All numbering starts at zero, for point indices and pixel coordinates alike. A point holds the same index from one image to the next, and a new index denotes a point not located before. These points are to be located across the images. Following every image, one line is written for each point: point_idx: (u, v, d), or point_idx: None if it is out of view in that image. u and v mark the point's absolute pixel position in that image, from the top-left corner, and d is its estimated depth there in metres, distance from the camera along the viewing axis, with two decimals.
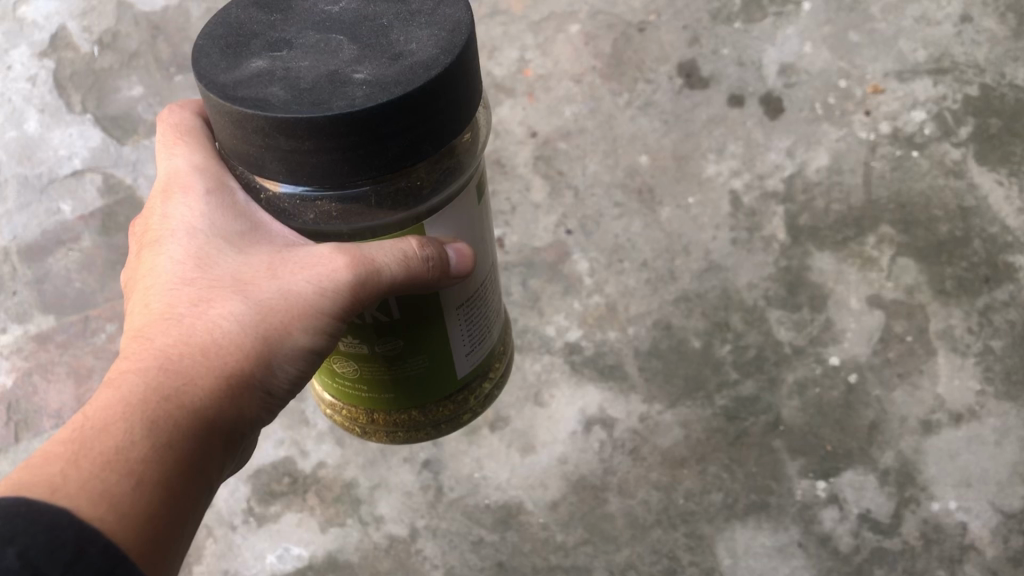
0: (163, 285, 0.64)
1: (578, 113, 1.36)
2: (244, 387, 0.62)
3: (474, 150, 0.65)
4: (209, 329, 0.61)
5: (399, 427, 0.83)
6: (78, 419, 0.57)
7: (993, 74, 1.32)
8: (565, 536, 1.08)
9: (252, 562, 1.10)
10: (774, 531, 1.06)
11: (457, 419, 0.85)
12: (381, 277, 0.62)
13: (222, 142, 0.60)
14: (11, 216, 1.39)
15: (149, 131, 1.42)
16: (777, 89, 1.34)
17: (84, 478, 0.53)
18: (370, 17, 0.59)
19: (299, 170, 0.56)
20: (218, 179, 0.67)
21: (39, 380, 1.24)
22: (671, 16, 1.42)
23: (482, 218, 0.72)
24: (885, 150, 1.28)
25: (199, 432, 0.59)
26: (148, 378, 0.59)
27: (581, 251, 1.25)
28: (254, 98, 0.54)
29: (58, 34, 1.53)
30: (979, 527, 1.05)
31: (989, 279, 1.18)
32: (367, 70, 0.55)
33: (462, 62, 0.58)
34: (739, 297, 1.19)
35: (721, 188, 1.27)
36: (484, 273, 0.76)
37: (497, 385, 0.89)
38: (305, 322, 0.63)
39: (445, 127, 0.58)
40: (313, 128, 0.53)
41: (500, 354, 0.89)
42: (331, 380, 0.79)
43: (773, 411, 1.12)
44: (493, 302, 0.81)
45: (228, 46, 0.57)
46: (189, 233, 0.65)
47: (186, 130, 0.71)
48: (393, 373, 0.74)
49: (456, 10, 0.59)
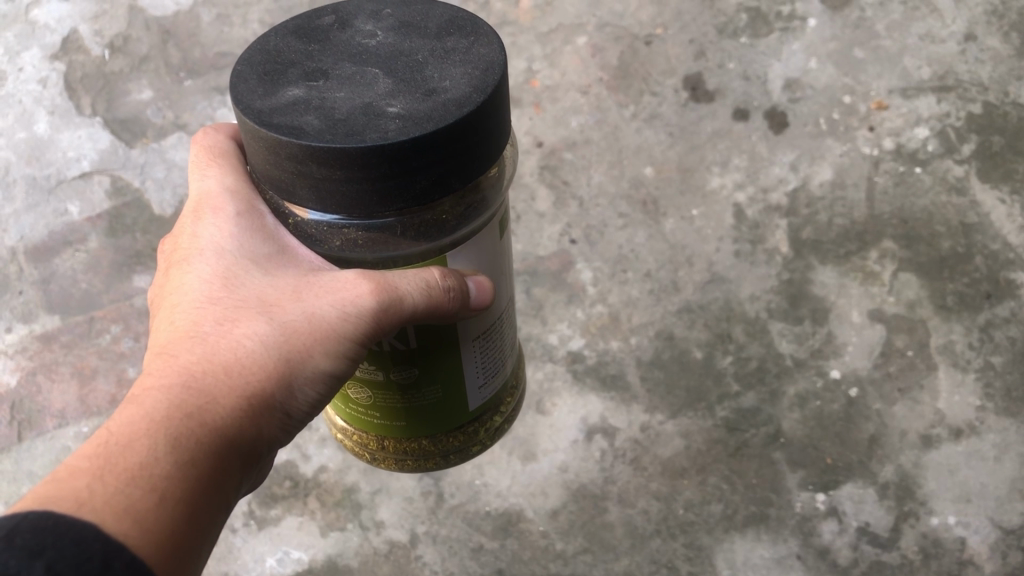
0: (190, 305, 0.64)
1: (584, 124, 1.36)
2: (265, 407, 0.62)
3: (499, 186, 0.65)
4: (233, 349, 0.61)
5: (408, 455, 0.81)
6: (102, 432, 0.56)
7: (996, 93, 1.33)
8: (565, 544, 1.08)
9: (251, 565, 1.11)
10: (773, 542, 1.06)
11: (467, 451, 0.83)
12: (403, 305, 0.61)
13: (253, 165, 0.60)
14: (19, 216, 1.40)
15: (158, 135, 1.43)
16: (782, 104, 1.35)
17: (109, 493, 0.53)
18: (406, 51, 0.58)
19: (328, 198, 0.56)
20: (249, 202, 0.67)
21: (44, 380, 1.26)
22: (678, 29, 1.42)
23: (503, 250, 0.71)
24: (889, 166, 1.29)
25: (220, 452, 0.59)
26: (173, 394, 0.58)
27: (585, 260, 1.26)
28: (289, 126, 0.54)
29: (69, 37, 1.53)
30: (978, 543, 1.05)
31: (991, 295, 1.19)
32: (400, 104, 0.55)
33: (493, 102, 0.57)
34: (742, 309, 1.20)
35: (726, 201, 1.28)
36: (502, 304, 0.75)
37: (509, 419, 0.87)
38: (327, 346, 0.62)
39: (474, 162, 0.57)
40: (345, 158, 0.53)
41: (512, 387, 0.87)
42: (344, 405, 0.78)
43: (774, 422, 1.13)
44: (508, 333, 0.80)
45: (266, 73, 0.57)
46: (217, 253, 0.65)
47: (219, 153, 0.70)
48: (406, 400, 0.73)
49: (490, 50, 0.58)
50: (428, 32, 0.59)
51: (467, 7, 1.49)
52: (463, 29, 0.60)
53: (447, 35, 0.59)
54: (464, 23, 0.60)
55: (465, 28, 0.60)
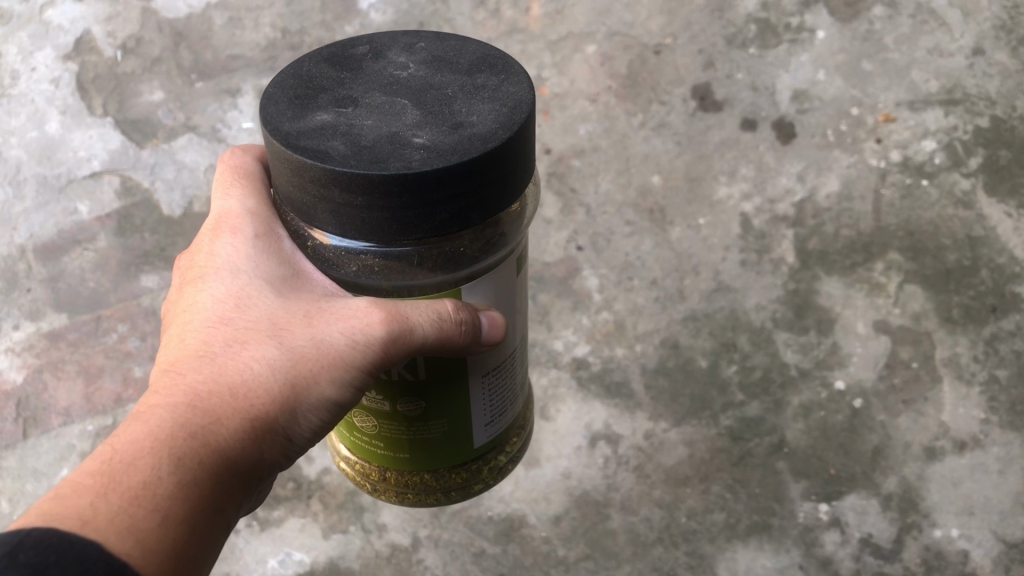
0: (201, 323, 0.62)
1: (592, 131, 1.36)
2: (269, 432, 0.60)
3: (520, 223, 0.62)
4: (240, 371, 0.59)
5: (408, 489, 0.74)
6: (105, 447, 0.55)
7: (1004, 107, 1.32)
8: (566, 550, 1.08)
9: (252, 566, 1.10)
10: (775, 552, 1.06)
11: (468, 490, 0.75)
12: (413, 335, 0.58)
13: (277, 186, 0.58)
14: (30, 215, 1.41)
15: (169, 136, 1.44)
16: (789, 115, 1.34)
17: (112, 512, 0.51)
18: (436, 85, 0.57)
19: (347, 223, 0.54)
20: (268, 225, 0.65)
21: (49, 378, 1.27)
22: (686, 39, 1.39)
23: (518, 289, 0.67)
24: (896, 178, 1.29)
25: (222, 475, 0.57)
26: (179, 412, 0.57)
27: (591, 267, 1.26)
28: (315, 149, 0.52)
29: (83, 38, 1.52)
30: (980, 556, 1.05)
31: (996, 308, 1.19)
32: (427, 135, 0.53)
33: (520, 139, 0.55)
34: (748, 319, 1.20)
35: (732, 211, 1.28)
36: (515, 341, 0.70)
37: (514, 459, 0.79)
38: (334, 373, 0.60)
39: (497, 197, 0.55)
40: (368, 185, 0.51)
41: (520, 426, 0.79)
42: (347, 431, 0.72)
43: (778, 432, 1.13)
44: (520, 370, 0.74)
45: (296, 96, 0.56)
46: (232, 273, 0.63)
47: (244, 174, 0.69)
48: (410, 433, 0.68)
49: (520, 88, 0.57)
50: (459, 68, 0.58)
51: (478, 14, 1.46)
52: (493, 67, 0.58)
53: (477, 71, 0.58)
54: (496, 61, 0.59)
55: (496, 66, 0.58)
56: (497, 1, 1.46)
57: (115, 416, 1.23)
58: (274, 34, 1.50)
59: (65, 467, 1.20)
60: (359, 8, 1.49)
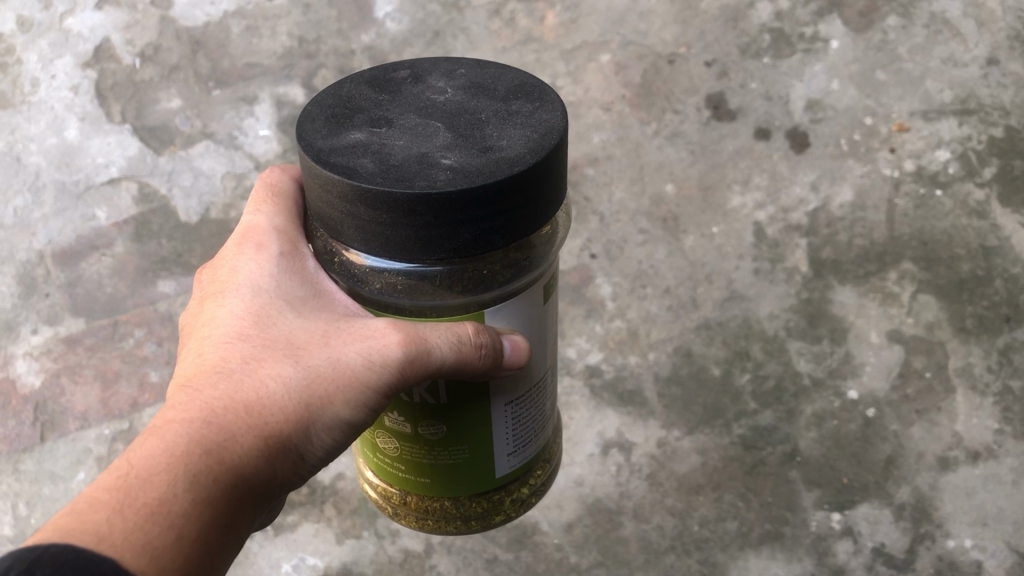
0: (219, 339, 0.63)
1: (606, 140, 1.36)
2: (282, 450, 0.60)
3: (550, 248, 0.62)
4: (256, 388, 0.60)
5: (428, 516, 0.74)
6: (122, 461, 0.56)
7: (1018, 116, 1.31)
8: (578, 558, 1.08)
9: (268, 570, 1.11)
10: (787, 561, 1.07)
11: (488, 521, 0.75)
12: (431, 358, 0.58)
13: (308, 203, 0.60)
14: (48, 220, 1.42)
15: (186, 143, 1.45)
16: (803, 124, 1.34)
17: (128, 528, 0.52)
18: (470, 110, 0.57)
19: (372, 240, 0.55)
20: (293, 243, 0.66)
21: (66, 382, 1.29)
22: (701, 49, 1.39)
23: (547, 317, 0.67)
24: (910, 188, 1.29)
25: (234, 492, 0.58)
26: (194, 429, 0.57)
27: (604, 275, 1.28)
28: (345, 166, 0.54)
29: (102, 46, 1.52)
30: (994, 567, 1.05)
31: (1010, 319, 1.20)
32: (455, 157, 0.54)
33: (549, 165, 0.56)
34: (761, 327, 1.21)
35: (746, 219, 1.29)
36: (542, 370, 0.70)
37: (538, 493, 0.78)
38: (349, 394, 0.61)
39: (524, 222, 0.55)
40: (392, 203, 0.52)
41: (546, 459, 0.79)
42: (370, 452, 0.73)
43: (791, 441, 1.13)
44: (547, 401, 0.74)
45: (333, 115, 0.57)
46: (254, 290, 0.64)
47: (277, 191, 0.70)
48: (431, 457, 0.68)
49: (553, 116, 0.57)
50: (496, 94, 0.59)
51: (490, 22, 1.46)
52: (530, 95, 0.59)
53: (513, 99, 0.59)
54: (533, 89, 0.60)
55: (533, 94, 0.59)
56: (513, 10, 1.46)
57: (131, 421, 1.25)
58: (291, 42, 1.50)
59: (81, 471, 1.22)
60: (375, 16, 1.49)
